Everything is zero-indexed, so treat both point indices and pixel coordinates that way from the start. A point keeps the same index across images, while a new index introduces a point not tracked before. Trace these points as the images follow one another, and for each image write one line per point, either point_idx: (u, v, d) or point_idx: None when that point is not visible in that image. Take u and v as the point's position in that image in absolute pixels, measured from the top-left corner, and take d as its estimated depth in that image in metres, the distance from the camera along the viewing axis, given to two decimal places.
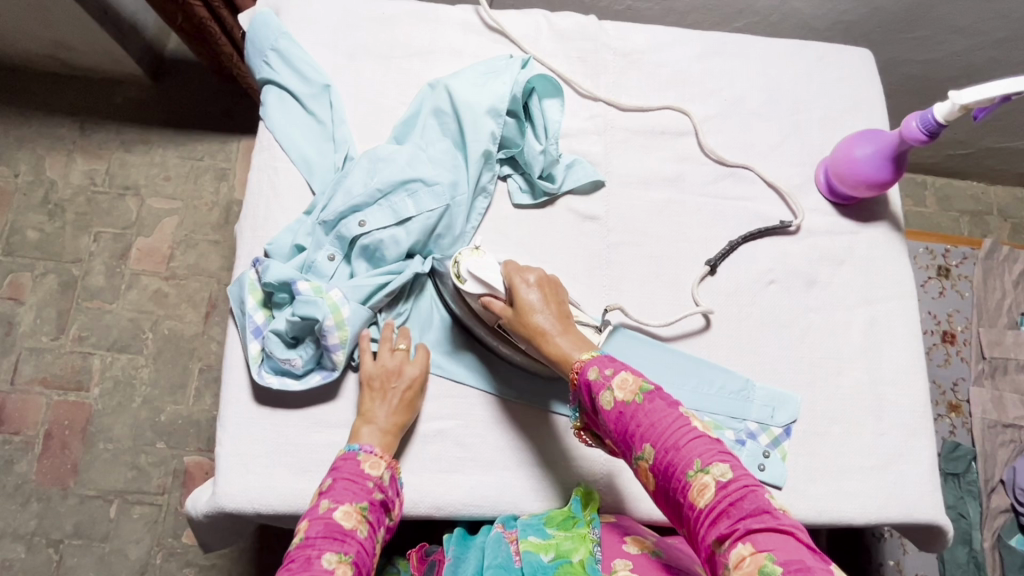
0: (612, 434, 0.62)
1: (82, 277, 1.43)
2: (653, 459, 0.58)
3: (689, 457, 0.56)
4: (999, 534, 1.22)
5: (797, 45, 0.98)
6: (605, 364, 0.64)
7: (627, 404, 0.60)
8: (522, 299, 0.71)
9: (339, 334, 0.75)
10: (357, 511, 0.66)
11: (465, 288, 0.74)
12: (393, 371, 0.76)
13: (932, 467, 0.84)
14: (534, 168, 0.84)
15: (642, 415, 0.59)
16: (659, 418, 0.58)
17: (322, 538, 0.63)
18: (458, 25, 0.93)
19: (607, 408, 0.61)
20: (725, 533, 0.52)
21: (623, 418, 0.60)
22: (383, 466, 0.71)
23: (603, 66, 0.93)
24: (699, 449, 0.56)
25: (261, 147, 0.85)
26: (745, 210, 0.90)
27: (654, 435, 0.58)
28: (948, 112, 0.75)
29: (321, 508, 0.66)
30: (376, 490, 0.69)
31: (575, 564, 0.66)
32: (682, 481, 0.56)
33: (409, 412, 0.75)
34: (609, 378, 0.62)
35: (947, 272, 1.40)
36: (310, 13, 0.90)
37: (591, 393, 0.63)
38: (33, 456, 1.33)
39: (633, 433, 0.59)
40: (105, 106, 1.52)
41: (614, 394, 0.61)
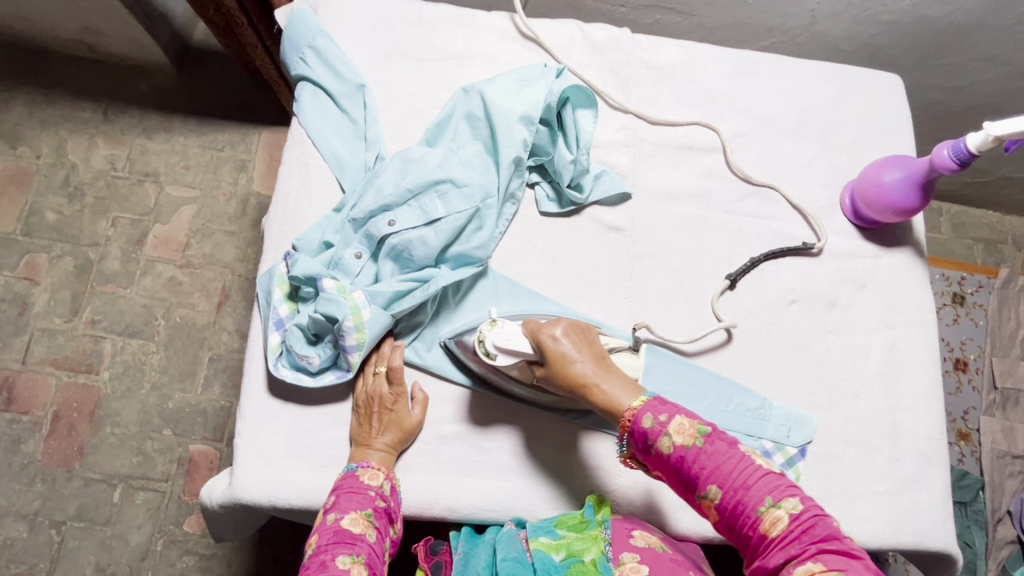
0: (674, 478, 0.63)
1: (98, 261, 1.44)
2: (719, 498, 0.60)
3: (759, 495, 0.58)
4: (1003, 564, 1.22)
5: (828, 67, 0.98)
6: (657, 409, 0.65)
7: (688, 448, 0.62)
8: (554, 357, 0.70)
9: (357, 336, 0.74)
10: (363, 518, 0.68)
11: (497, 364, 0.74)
12: (376, 395, 0.75)
13: (946, 495, 0.84)
14: (563, 177, 0.84)
15: (705, 458, 0.61)
16: (723, 460, 0.60)
17: (334, 543, 0.66)
18: (493, 31, 0.94)
19: (666, 453, 0.63)
20: (802, 561, 0.55)
21: (685, 462, 0.62)
22: (381, 476, 0.73)
23: (634, 79, 0.94)
24: (766, 485, 0.59)
25: (293, 142, 0.86)
26: (769, 228, 0.90)
27: (719, 476, 0.60)
28: (981, 142, 0.74)
29: (328, 521, 0.68)
30: (378, 498, 0.71)
31: (587, 564, 0.67)
32: (752, 517, 0.58)
33: (400, 431, 0.75)
34: (665, 424, 0.63)
35: (961, 299, 1.40)
36: (347, 13, 0.91)
37: (647, 440, 0.64)
38: (40, 437, 1.34)
39: (697, 476, 0.61)
40: (129, 92, 1.54)
41: (672, 439, 0.62)
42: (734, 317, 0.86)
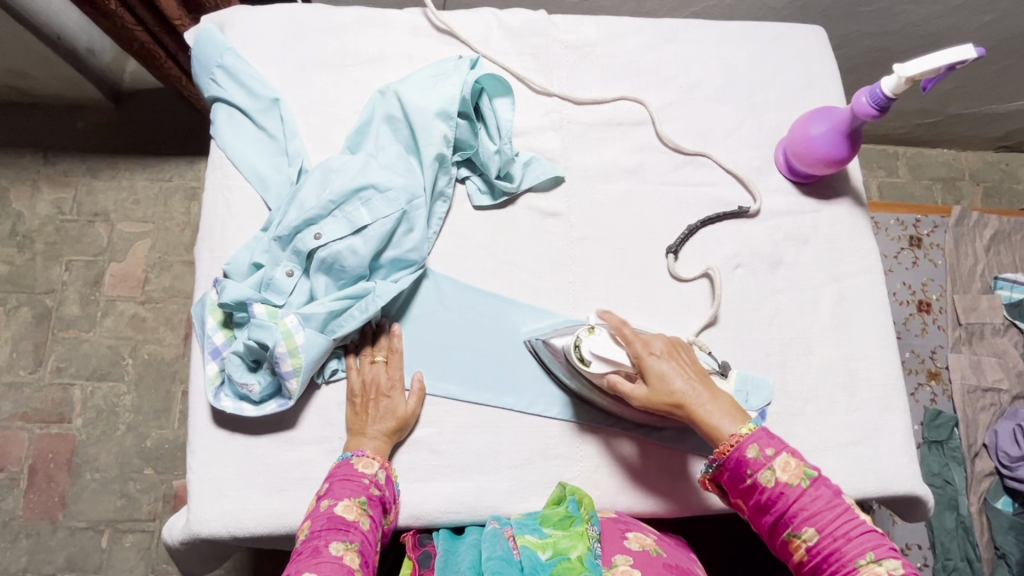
0: (767, 512, 0.64)
1: (56, 307, 1.41)
2: (813, 541, 0.61)
3: (859, 548, 0.59)
4: (985, 497, 1.25)
5: (750, 26, 0.98)
6: (765, 442, 0.65)
7: (792, 487, 0.63)
8: (654, 377, 0.70)
9: (292, 362, 0.73)
10: (357, 505, 0.68)
11: (590, 370, 0.75)
12: (373, 385, 0.76)
13: (906, 440, 0.84)
14: (490, 169, 0.83)
15: (808, 500, 0.62)
16: (826, 506, 0.62)
17: (327, 529, 0.65)
18: (407, 28, 0.92)
19: (767, 486, 0.64)
20: None
21: (785, 498, 0.63)
22: (376, 465, 0.72)
23: (556, 61, 0.93)
24: (869, 541, 0.60)
25: (214, 165, 0.84)
26: (707, 195, 0.90)
27: (819, 521, 0.61)
28: (895, 85, 0.74)
29: (322, 507, 0.68)
30: (372, 486, 0.71)
31: (574, 561, 0.65)
32: (848, 568, 0.59)
33: (398, 420, 0.75)
34: (771, 458, 0.64)
35: (919, 241, 1.41)
36: (254, 27, 0.89)
37: (746, 469, 0.65)
38: (19, 492, 1.31)
39: (795, 514, 0.62)
40: (67, 131, 1.50)
41: (776, 474, 0.63)
42: (679, 289, 0.86)
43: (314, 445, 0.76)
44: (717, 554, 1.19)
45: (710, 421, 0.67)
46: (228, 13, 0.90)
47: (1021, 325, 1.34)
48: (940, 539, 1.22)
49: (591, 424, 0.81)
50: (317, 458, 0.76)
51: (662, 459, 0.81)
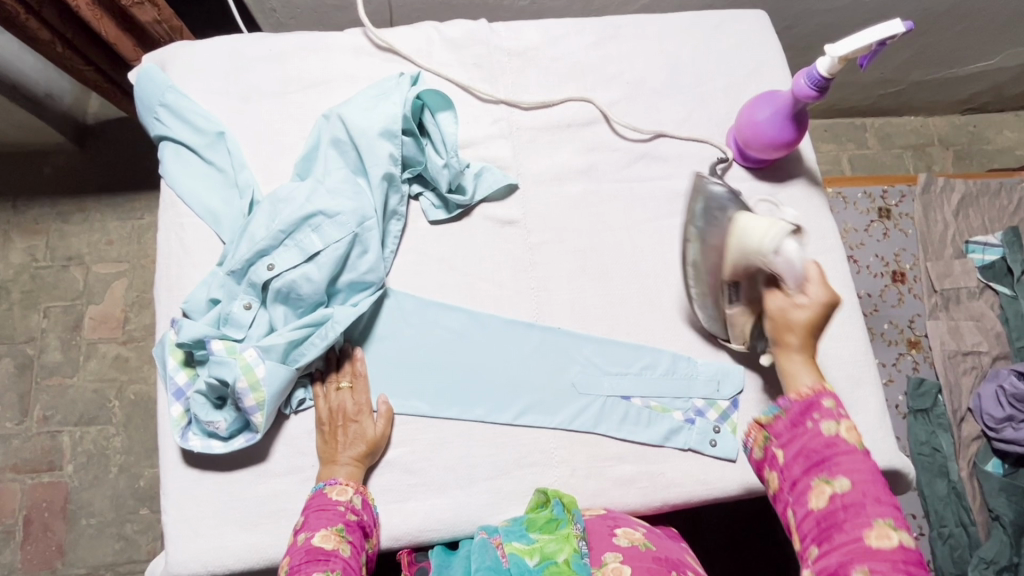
0: (806, 454, 0.59)
1: (38, 356, 1.40)
2: (841, 492, 0.56)
3: (887, 514, 0.54)
4: (975, 461, 1.26)
5: (692, 17, 0.98)
6: (840, 402, 0.61)
7: (847, 441, 0.58)
8: (808, 314, 0.66)
9: (254, 396, 0.72)
10: (335, 533, 0.68)
11: (767, 254, 0.68)
12: (341, 410, 0.76)
13: (880, 414, 0.84)
14: (440, 183, 0.83)
15: (853, 456, 0.57)
16: (868, 470, 0.57)
17: (307, 562, 0.65)
18: (348, 50, 0.92)
19: (824, 432, 0.59)
20: None
21: (833, 447, 0.58)
22: (350, 491, 0.72)
23: (500, 69, 0.93)
24: (896, 514, 0.55)
25: (166, 205, 0.84)
26: (662, 188, 0.90)
27: (859, 476, 0.56)
28: (830, 66, 0.74)
29: (299, 541, 0.67)
30: (348, 512, 0.71)
31: (561, 564, 0.66)
32: (865, 527, 0.54)
33: (370, 443, 0.75)
34: (841, 413, 0.60)
35: (887, 213, 1.41)
36: (194, 62, 0.89)
37: (814, 413, 0.61)
38: (15, 545, 1.30)
39: (836, 462, 0.57)
40: (34, 178, 1.49)
41: (837, 425, 0.59)
42: (641, 285, 0.86)
43: (288, 476, 0.76)
44: (714, 542, 1.19)
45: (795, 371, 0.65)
46: (167, 51, 0.90)
47: (995, 287, 1.35)
48: (934, 506, 1.23)
49: (567, 429, 0.81)
50: (290, 488, 0.75)
51: (638, 456, 0.81)
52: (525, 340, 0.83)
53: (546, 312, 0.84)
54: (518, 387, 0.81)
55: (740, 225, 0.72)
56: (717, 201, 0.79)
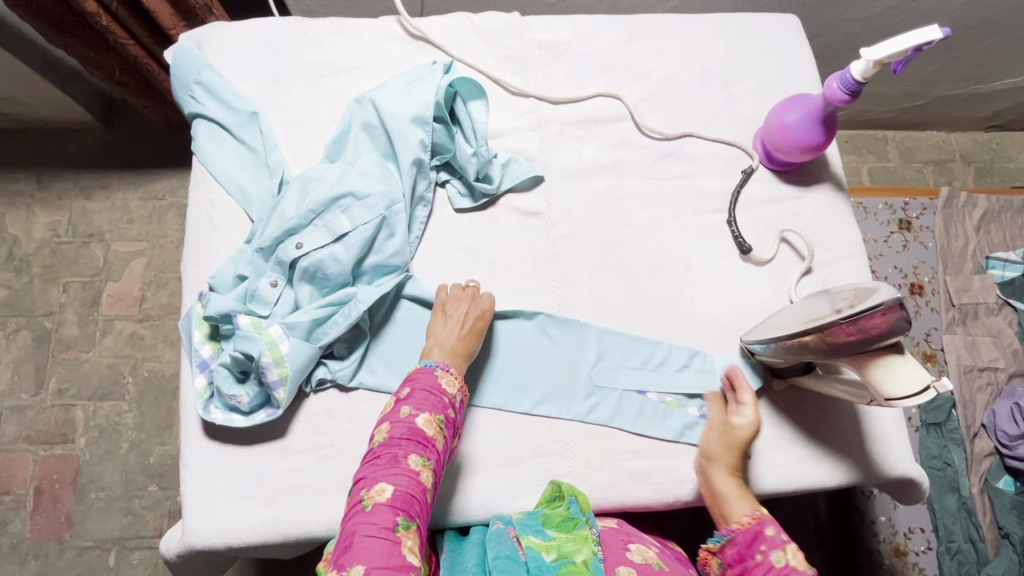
0: None
1: (55, 329, 1.42)
2: None
3: None
4: (986, 478, 1.25)
5: (723, 19, 0.98)
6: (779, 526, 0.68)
7: (798, 571, 0.64)
8: (744, 414, 0.78)
9: (278, 371, 0.73)
10: (436, 422, 0.67)
11: (902, 404, 0.66)
12: (461, 299, 0.78)
13: (897, 422, 0.84)
14: (468, 171, 0.84)
15: None
16: None
17: (407, 440, 0.64)
18: (381, 37, 0.93)
19: (775, 564, 0.65)
20: None
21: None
22: (458, 385, 0.71)
23: (531, 62, 0.93)
24: None
25: (197, 181, 0.85)
26: (686, 187, 0.90)
27: None
28: (864, 69, 0.75)
29: (403, 414, 0.66)
30: (451, 407, 0.69)
31: (579, 564, 0.66)
32: None
33: (476, 339, 0.76)
34: (785, 541, 0.66)
35: (908, 225, 1.40)
36: (231, 42, 0.90)
37: (760, 544, 0.66)
38: (25, 514, 1.32)
39: None
40: (61, 155, 1.51)
41: (786, 556, 0.65)
42: (663, 282, 0.86)
43: (305, 453, 0.76)
44: None
45: (734, 500, 0.72)
46: (205, 31, 0.91)
47: (1014, 303, 1.34)
48: (942, 520, 1.21)
49: (583, 421, 0.81)
50: (308, 465, 0.76)
51: (652, 451, 0.81)
52: (545, 329, 0.83)
53: (567, 304, 0.84)
54: (535, 377, 0.82)
55: (903, 376, 0.66)
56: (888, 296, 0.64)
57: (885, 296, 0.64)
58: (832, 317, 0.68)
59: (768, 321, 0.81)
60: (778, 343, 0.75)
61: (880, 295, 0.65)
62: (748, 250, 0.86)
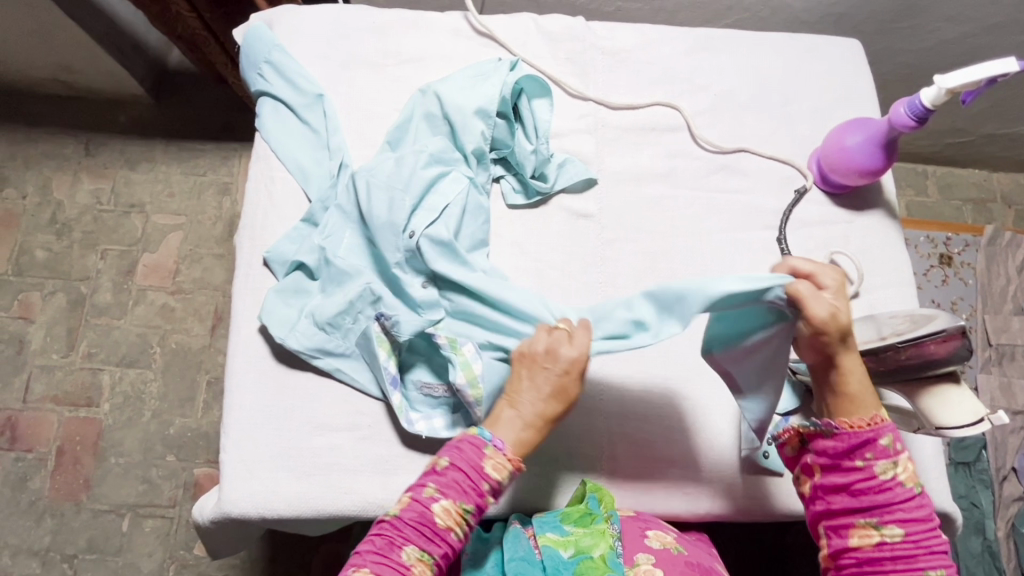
0: (860, 496, 0.64)
1: (90, 294, 1.45)
2: (891, 538, 0.62)
3: (932, 561, 0.61)
4: (1013, 523, 1.22)
5: (784, 38, 0.99)
6: (896, 436, 0.64)
7: (904, 486, 0.63)
8: (835, 305, 0.65)
9: (474, 392, 0.74)
10: (456, 512, 0.64)
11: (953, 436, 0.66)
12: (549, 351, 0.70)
13: (938, 454, 0.83)
14: (526, 168, 0.86)
15: (910, 504, 0.63)
16: (922, 517, 0.63)
17: (412, 527, 0.63)
18: (448, 31, 0.94)
19: (880, 476, 0.63)
20: None
21: (888, 493, 0.63)
22: (506, 470, 0.67)
23: (592, 67, 0.95)
24: (940, 556, 0.62)
25: (258, 157, 0.87)
26: (738, 202, 0.90)
27: (910, 525, 0.62)
28: (935, 97, 0.75)
29: (425, 494, 0.65)
30: (484, 495, 0.66)
31: (597, 559, 0.68)
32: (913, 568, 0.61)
33: (561, 404, 0.69)
34: (898, 454, 0.64)
35: (950, 259, 1.40)
36: (301, 24, 0.92)
37: (868, 451, 0.64)
38: (45, 472, 1.34)
39: (892, 510, 0.63)
40: (110, 124, 1.55)
41: (897, 470, 0.63)
42: None
43: (345, 432, 0.77)
44: None
45: (866, 397, 0.66)
46: (277, 12, 0.93)
47: None
48: (966, 562, 1.19)
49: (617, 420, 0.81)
50: (347, 444, 0.77)
51: (688, 461, 0.80)
52: None
53: None
54: None
55: (958, 408, 0.66)
56: (951, 326, 0.63)
57: (946, 323, 0.64)
58: (887, 342, 0.66)
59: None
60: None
61: (940, 323, 0.64)
62: None
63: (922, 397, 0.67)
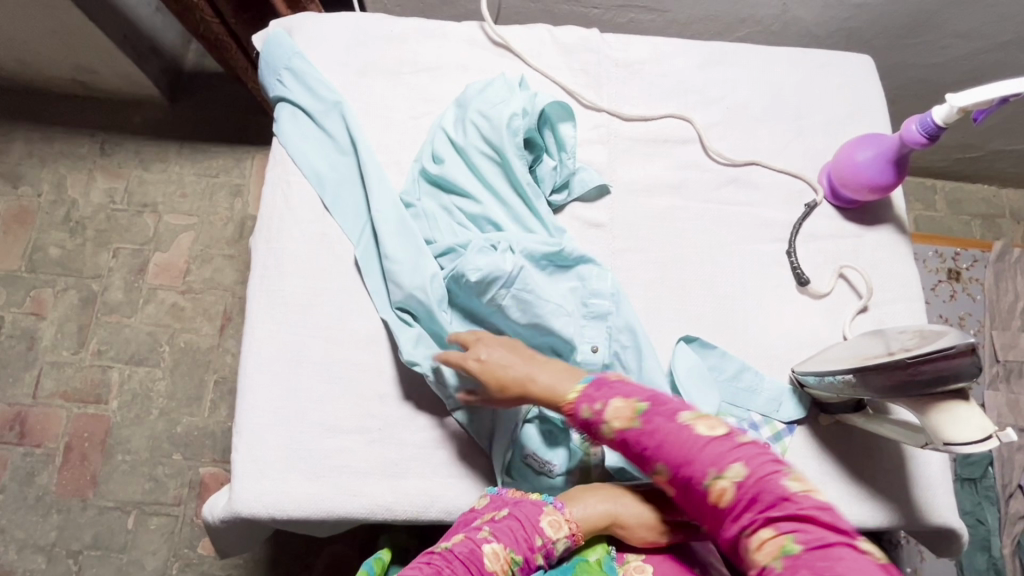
0: (629, 456, 0.65)
1: (101, 292, 1.46)
2: (667, 476, 0.62)
3: (703, 467, 0.59)
4: (1019, 541, 1.22)
5: (796, 53, 1.00)
6: (592, 398, 0.66)
7: (628, 430, 0.64)
8: (480, 353, 0.73)
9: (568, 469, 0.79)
10: (505, 557, 0.65)
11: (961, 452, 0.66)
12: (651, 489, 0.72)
13: (945, 470, 0.83)
14: (546, 183, 0.88)
15: (648, 437, 0.63)
16: (666, 436, 0.62)
17: (461, 562, 0.63)
18: (464, 40, 0.96)
19: (611, 436, 0.65)
20: (752, 530, 0.56)
21: (627, 444, 0.64)
22: (562, 532, 0.68)
23: (605, 78, 0.96)
24: (710, 456, 0.59)
25: (275, 161, 0.89)
26: (748, 214, 0.91)
27: (663, 455, 0.62)
28: (946, 115, 0.76)
29: (479, 534, 0.66)
30: (536, 551, 0.67)
31: (592, 563, 0.70)
32: (700, 490, 0.59)
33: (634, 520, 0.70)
34: (602, 411, 0.65)
35: (958, 275, 1.40)
36: (320, 31, 0.94)
37: (592, 426, 0.66)
38: (53, 468, 1.36)
39: (647, 452, 0.63)
40: (125, 125, 1.57)
41: (613, 423, 0.65)
42: (718, 304, 0.87)
43: (355, 434, 0.78)
44: None
45: (554, 384, 0.69)
46: (296, 18, 0.95)
47: None
48: None
49: None
50: (358, 446, 0.78)
51: None
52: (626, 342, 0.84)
53: None
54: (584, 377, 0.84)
55: (966, 424, 0.66)
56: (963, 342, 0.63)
57: (956, 339, 0.64)
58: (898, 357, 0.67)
59: (822, 354, 0.80)
60: (835, 377, 0.75)
61: (951, 339, 0.64)
62: (806, 282, 0.87)
63: (932, 413, 0.67)
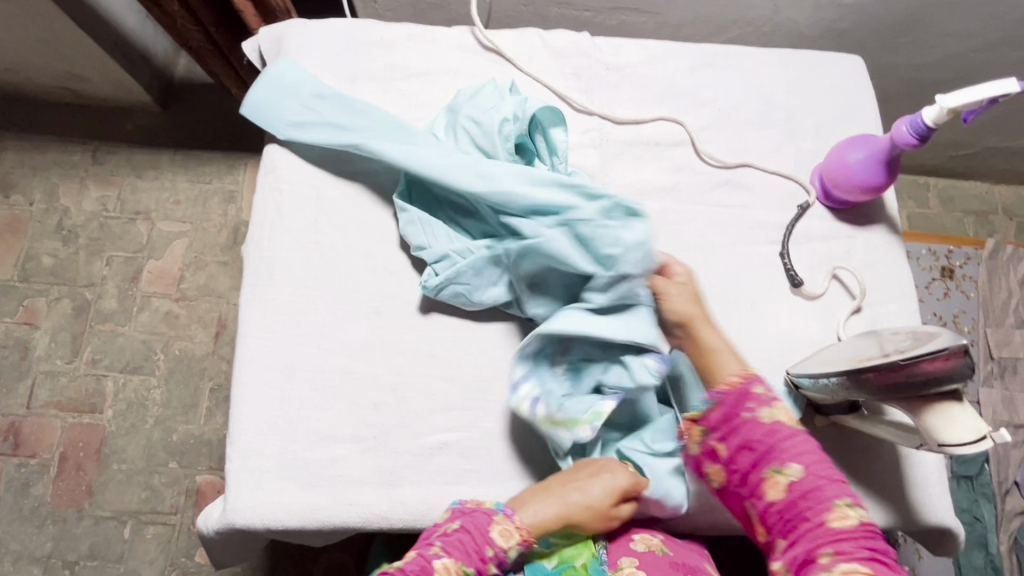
0: (754, 451, 0.70)
1: (95, 301, 1.46)
2: (795, 478, 0.67)
3: (835, 491, 0.65)
4: (1015, 537, 1.23)
5: (787, 54, 1.00)
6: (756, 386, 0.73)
7: (788, 427, 0.70)
8: None
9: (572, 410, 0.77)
10: (458, 570, 0.64)
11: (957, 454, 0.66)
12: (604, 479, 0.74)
13: (941, 469, 0.83)
14: None
15: (797, 441, 0.69)
16: (809, 449, 0.68)
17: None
18: (455, 45, 0.96)
19: (765, 421, 0.71)
20: (848, 556, 0.60)
21: (779, 435, 0.70)
22: (514, 540, 0.69)
23: (597, 81, 0.96)
24: (838, 486, 0.66)
25: (267, 169, 0.88)
26: (741, 217, 0.91)
27: (804, 459, 0.67)
28: (936, 116, 0.76)
29: (432, 548, 0.65)
30: (487, 562, 0.67)
31: (579, 568, 0.73)
32: (825, 504, 0.65)
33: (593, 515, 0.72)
34: (773, 400, 0.72)
35: (950, 273, 1.40)
36: (310, 38, 0.93)
37: (747, 405, 0.72)
38: (48, 479, 1.35)
39: (785, 451, 0.68)
40: (117, 132, 1.56)
41: (774, 413, 0.71)
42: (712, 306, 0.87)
43: (350, 443, 0.78)
44: None
45: None
46: (286, 25, 0.94)
47: None
48: None
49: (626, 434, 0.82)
50: (353, 454, 0.78)
51: None
52: None
53: None
54: None
55: (960, 426, 0.66)
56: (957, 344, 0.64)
57: (948, 341, 0.64)
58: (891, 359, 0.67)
59: (816, 355, 0.80)
60: (828, 380, 0.75)
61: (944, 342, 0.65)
62: (800, 283, 0.87)
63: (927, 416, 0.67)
